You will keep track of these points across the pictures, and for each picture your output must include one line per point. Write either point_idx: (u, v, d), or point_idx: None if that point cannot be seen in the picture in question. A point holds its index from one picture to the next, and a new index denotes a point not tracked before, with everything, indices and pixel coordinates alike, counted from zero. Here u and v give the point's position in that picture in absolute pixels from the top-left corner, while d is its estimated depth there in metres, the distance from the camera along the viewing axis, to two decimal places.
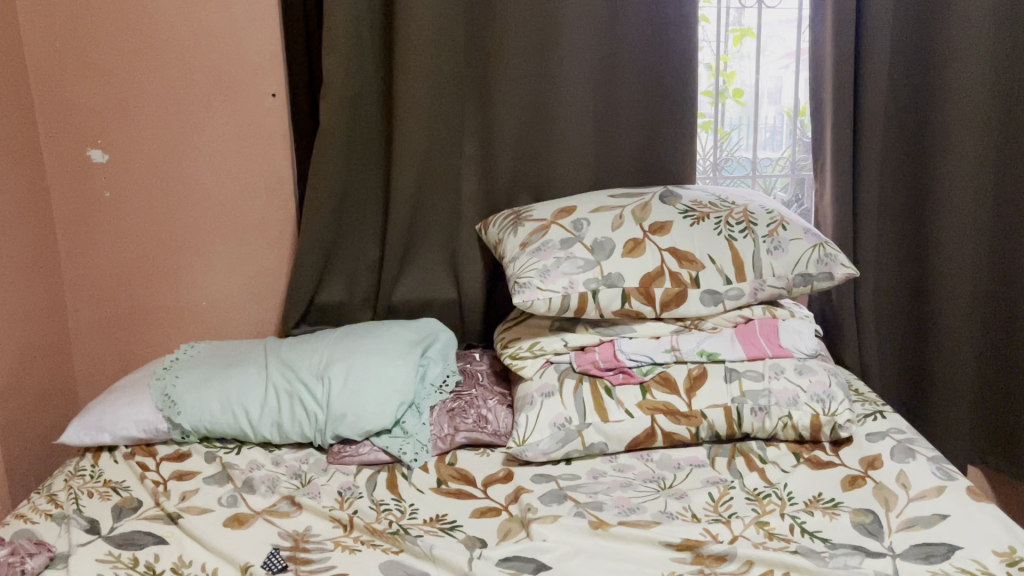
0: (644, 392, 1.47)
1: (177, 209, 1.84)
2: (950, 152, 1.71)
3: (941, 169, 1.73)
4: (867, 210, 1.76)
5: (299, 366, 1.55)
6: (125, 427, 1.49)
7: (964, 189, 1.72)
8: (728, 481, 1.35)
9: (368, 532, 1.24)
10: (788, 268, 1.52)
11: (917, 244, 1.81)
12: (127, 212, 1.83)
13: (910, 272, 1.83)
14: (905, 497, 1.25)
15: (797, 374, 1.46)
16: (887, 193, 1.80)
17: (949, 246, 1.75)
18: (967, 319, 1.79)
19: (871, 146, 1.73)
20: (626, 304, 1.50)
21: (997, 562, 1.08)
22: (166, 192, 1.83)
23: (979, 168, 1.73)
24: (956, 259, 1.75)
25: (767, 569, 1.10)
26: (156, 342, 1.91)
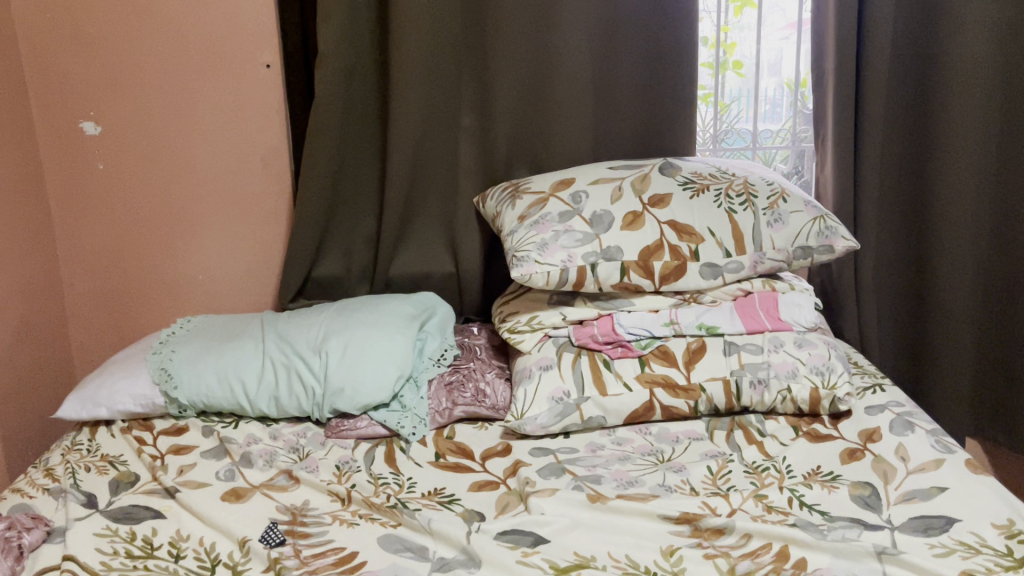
0: (643, 366, 1.46)
1: (172, 182, 1.82)
2: (951, 124, 1.69)
3: (943, 139, 1.71)
4: (867, 182, 1.75)
5: (296, 340, 1.54)
6: (122, 401, 1.48)
7: (965, 160, 1.71)
8: (727, 454, 1.35)
9: (366, 506, 1.23)
10: (788, 241, 1.51)
11: (917, 216, 1.80)
12: (121, 185, 1.82)
13: (912, 243, 1.82)
14: (903, 470, 1.25)
15: (796, 348, 1.45)
16: (888, 164, 1.79)
17: (949, 219, 1.74)
18: (967, 292, 1.78)
19: (872, 118, 1.72)
20: (625, 277, 1.49)
21: (996, 535, 1.08)
22: (160, 163, 1.81)
23: (980, 139, 1.71)
24: (957, 231, 1.74)
25: (765, 542, 1.10)
26: (152, 316, 1.91)
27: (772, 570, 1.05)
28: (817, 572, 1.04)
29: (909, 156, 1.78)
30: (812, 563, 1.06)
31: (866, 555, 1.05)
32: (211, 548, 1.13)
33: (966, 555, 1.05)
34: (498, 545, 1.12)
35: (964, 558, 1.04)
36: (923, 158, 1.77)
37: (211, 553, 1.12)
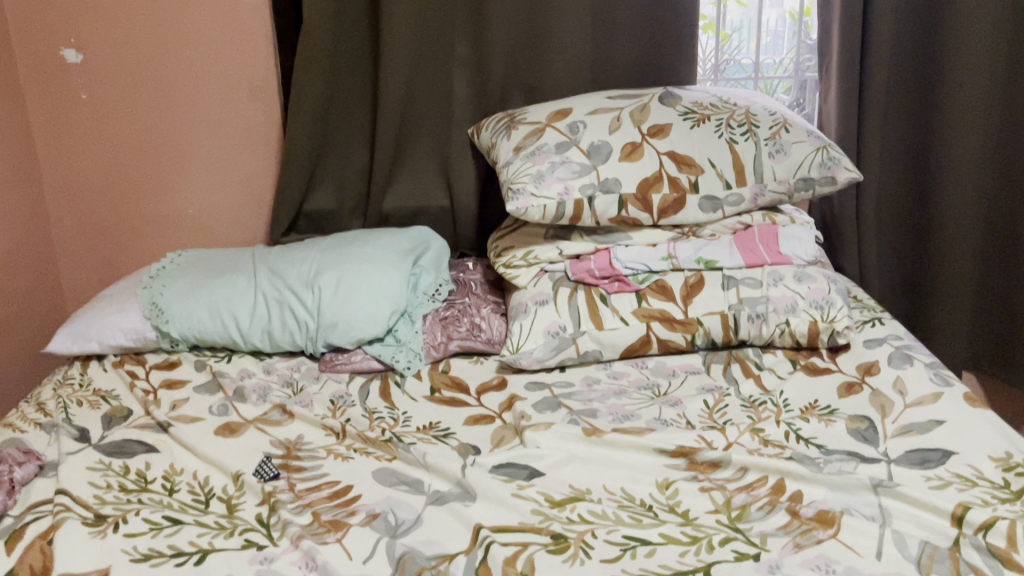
0: (640, 300, 1.44)
1: (158, 113, 1.77)
2: (961, 52, 1.64)
3: (950, 68, 1.66)
4: (873, 112, 1.71)
5: (288, 274, 1.51)
6: (112, 336, 1.47)
7: (973, 89, 1.66)
8: (724, 388, 1.34)
9: (361, 440, 1.23)
10: (790, 172, 1.48)
11: (922, 147, 1.76)
12: (105, 115, 1.77)
13: (916, 175, 1.78)
14: (901, 403, 1.24)
15: (796, 281, 1.43)
16: (894, 93, 1.74)
17: (955, 150, 1.70)
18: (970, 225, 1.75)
19: (879, 45, 1.66)
20: (623, 211, 1.46)
21: (993, 468, 1.08)
22: (144, 92, 1.76)
23: (991, 68, 1.65)
24: (961, 164, 1.71)
25: (761, 475, 1.10)
26: (142, 250, 1.88)
27: (768, 503, 1.05)
28: (813, 505, 1.04)
29: (916, 85, 1.74)
30: (807, 495, 1.06)
31: (863, 488, 1.05)
32: (206, 482, 1.13)
33: (962, 487, 1.04)
34: (493, 478, 1.11)
35: (961, 490, 1.04)
36: (930, 88, 1.72)
37: (205, 486, 1.11)
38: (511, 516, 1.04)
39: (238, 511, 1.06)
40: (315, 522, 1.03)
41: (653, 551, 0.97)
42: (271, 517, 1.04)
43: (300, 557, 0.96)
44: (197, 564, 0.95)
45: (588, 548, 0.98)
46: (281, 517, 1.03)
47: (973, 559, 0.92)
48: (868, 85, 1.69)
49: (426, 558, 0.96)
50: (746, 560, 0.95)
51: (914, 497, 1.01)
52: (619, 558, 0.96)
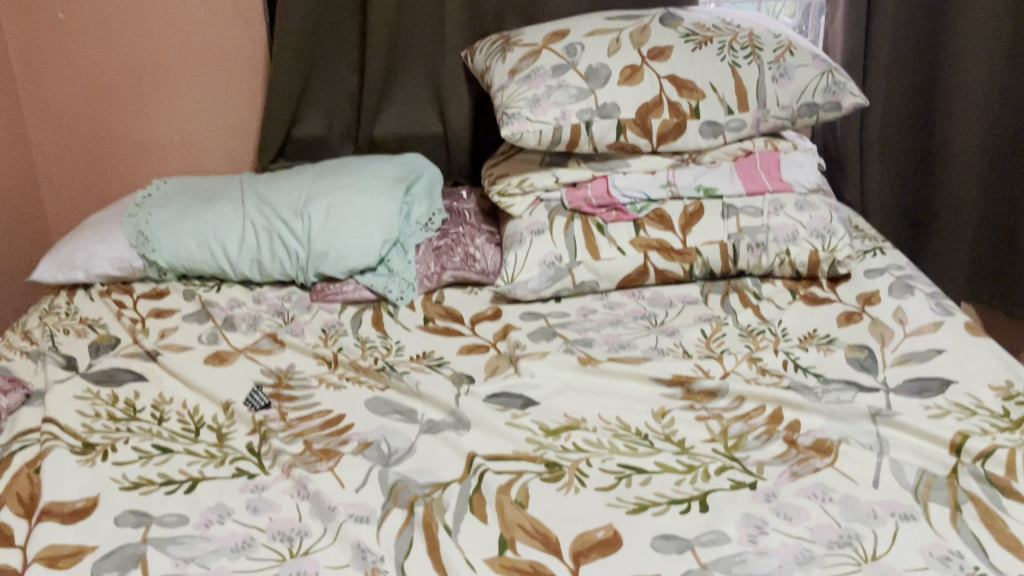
0: (638, 229, 1.41)
1: (139, 33, 1.71)
2: None
3: None
4: (880, 35, 1.65)
5: (277, 202, 1.47)
6: (99, 265, 1.44)
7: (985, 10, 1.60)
8: (722, 317, 1.32)
9: (353, 369, 1.21)
10: (793, 97, 1.43)
11: (931, 70, 1.70)
12: (84, 36, 1.71)
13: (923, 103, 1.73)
14: (901, 332, 1.22)
15: (797, 210, 1.40)
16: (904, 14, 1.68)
17: (963, 73, 1.65)
18: (976, 152, 1.71)
19: None
20: (621, 137, 1.42)
21: (993, 397, 1.07)
22: (124, 13, 1.69)
23: None
24: (969, 88, 1.66)
25: (758, 404, 1.09)
26: (127, 178, 1.83)
27: (765, 432, 1.04)
28: (811, 434, 1.03)
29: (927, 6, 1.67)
30: (805, 425, 1.05)
31: (861, 417, 1.03)
32: (196, 411, 1.11)
33: (961, 416, 1.03)
34: (487, 407, 1.10)
35: (960, 419, 1.02)
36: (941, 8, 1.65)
37: (195, 416, 1.10)
38: (505, 444, 1.03)
39: (228, 440, 1.04)
40: (307, 451, 1.02)
41: (649, 479, 0.96)
42: (262, 446, 1.03)
43: (291, 485, 0.95)
44: (188, 493, 0.94)
45: (583, 477, 0.96)
46: (272, 446, 1.01)
47: (972, 488, 0.91)
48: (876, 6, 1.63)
49: (419, 487, 0.95)
50: (742, 489, 0.94)
51: (913, 426, 1.00)
52: (614, 486, 0.95)
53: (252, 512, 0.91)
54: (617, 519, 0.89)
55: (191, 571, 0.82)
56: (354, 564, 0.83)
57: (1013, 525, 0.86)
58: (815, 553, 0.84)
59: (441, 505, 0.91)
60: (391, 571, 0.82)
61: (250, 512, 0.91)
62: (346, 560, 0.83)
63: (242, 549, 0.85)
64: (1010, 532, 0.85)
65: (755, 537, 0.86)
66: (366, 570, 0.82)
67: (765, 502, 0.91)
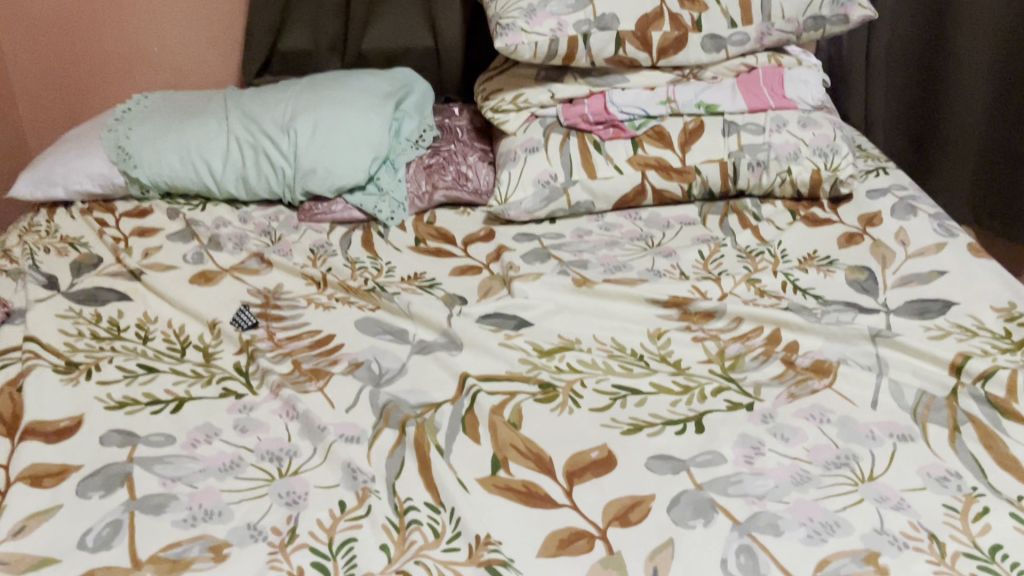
0: (636, 147, 1.37)
1: None
2: None
3: None
4: None
5: (261, 117, 1.42)
6: (79, 182, 1.40)
7: None
8: (720, 239, 1.29)
9: (342, 290, 1.18)
10: (800, 10, 1.37)
11: None
12: None
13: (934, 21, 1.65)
14: (903, 254, 1.20)
15: (800, 127, 1.36)
16: None
17: None
18: (981, 71, 1.66)
19: None
20: (620, 51, 1.36)
21: (995, 319, 1.05)
22: None
23: None
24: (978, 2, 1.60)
25: (756, 326, 1.07)
26: (106, 93, 1.77)
27: (763, 354, 1.02)
28: (810, 355, 1.01)
29: None
30: (804, 346, 1.03)
31: (861, 338, 1.01)
32: (181, 331, 1.08)
33: (962, 338, 1.01)
34: (480, 328, 1.08)
35: (960, 341, 1.01)
36: None
37: (180, 335, 1.07)
38: (498, 365, 1.01)
39: (215, 360, 1.02)
40: (295, 371, 1.00)
41: (644, 400, 0.94)
42: (250, 366, 1.01)
43: (279, 405, 0.93)
44: (174, 413, 0.92)
45: (577, 397, 0.95)
46: (260, 366, 0.99)
47: (971, 409, 0.90)
48: None
49: (411, 407, 0.93)
50: (739, 410, 0.92)
51: (913, 347, 0.98)
52: (608, 407, 0.93)
53: (239, 432, 0.89)
54: (612, 440, 0.88)
55: (177, 491, 0.80)
56: (343, 484, 0.81)
57: (1012, 445, 0.85)
58: (812, 473, 0.82)
59: (433, 426, 0.89)
60: (382, 491, 0.81)
61: (238, 432, 0.89)
62: (336, 480, 0.82)
63: (230, 469, 0.83)
64: (1009, 453, 0.84)
65: (751, 458, 0.84)
66: (356, 490, 0.80)
67: (762, 423, 0.90)
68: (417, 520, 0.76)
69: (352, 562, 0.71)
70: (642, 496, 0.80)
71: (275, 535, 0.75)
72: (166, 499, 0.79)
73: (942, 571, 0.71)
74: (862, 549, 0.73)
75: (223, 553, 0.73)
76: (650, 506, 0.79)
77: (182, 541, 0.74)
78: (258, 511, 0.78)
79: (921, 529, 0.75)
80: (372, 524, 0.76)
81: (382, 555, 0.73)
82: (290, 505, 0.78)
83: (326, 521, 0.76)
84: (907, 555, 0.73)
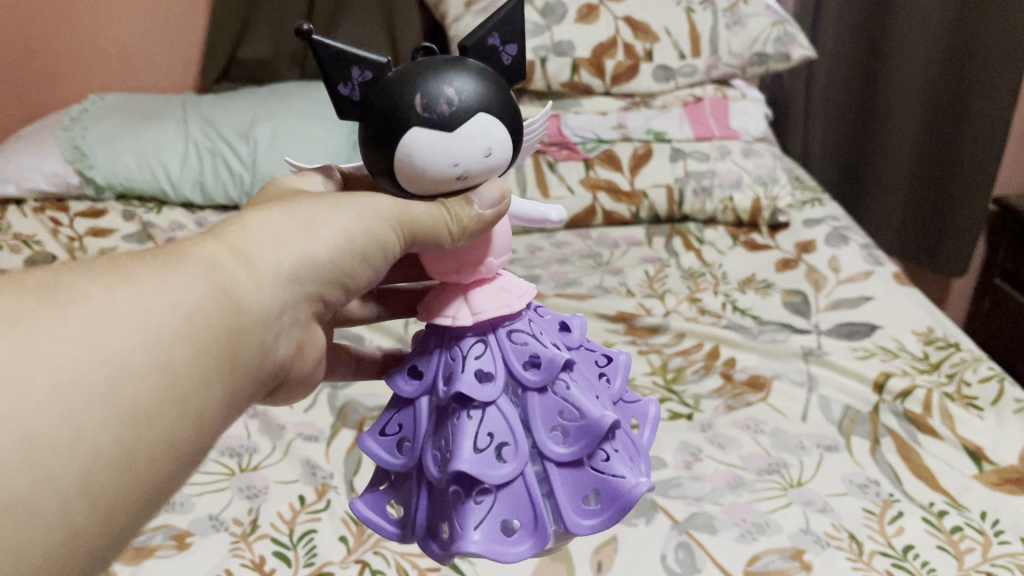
0: (588, 169, 1.49)
1: None
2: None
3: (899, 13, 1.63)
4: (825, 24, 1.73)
5: (222, 125, 1.50)
6: (31, 180, 1.43)
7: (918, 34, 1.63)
8: (665, 259, 1.38)
9: None
10: (744, 46, 1.52)
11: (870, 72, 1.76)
12: None
13: (863, 73, 1.78)
14: (834, 279, 1.27)
15: (743, 157, 1.50)
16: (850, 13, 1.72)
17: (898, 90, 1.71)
18: (910, 143, 1.75)
19: None
20: (575, 75, 1.50)
21: (915, 342, 1.12)
22: None
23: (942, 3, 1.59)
24: (901, 98, 1.71)
25: (698, 342, 1.14)
26: (50, 94, 1.81)
27: (703, 367, 1.09)
28: (746, 370, 1.08)
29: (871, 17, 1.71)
30: (741, 362, 1.10)
31: (794, 357, 1.10)
32: None
33: (884, 358, 1.08)
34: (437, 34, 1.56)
35: (883, 361, 1.08)
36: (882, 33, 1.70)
37: None
38: None
39: None
40: None
41: None
42: None
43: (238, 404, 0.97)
44: None
45: None
46: None
47: (890, 423, 0.97)
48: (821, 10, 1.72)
49: (369, 409, 0.97)
50: (680, 419, 0.98)
51: (840, 366, 1.06)
52: None
53: None
54: None
55: None
56: (303, 479, 0.85)
57: (927, 458, 0.91)
58: (746, 478, 0.88)
59: None
60: (340, 487, 0.84)
61: None
62: (296, 476, 0.85)
63: None
64: (924, 464, 0.90)
65: (690, 464, 0.90)
66: (315, 484, 0.84)
67: (701, 432, 0.95)
68: None
69: (311, 551, 0.75)
70: None
71: (237, 526, 0.79)
72: None
73: (860, 567, 0.76)
74: (789, 547, 0.78)
75: (185, 541, 0.77)
76: None
77: (144, 530, 0.78)
78: (219, 504, 0.81)
79: (842, 530, 0.81)
80: (330, 516, 0.80)
81: (340, 545, 0.76)
82: (251, 498, 0.82)
83: (286, 513, 0.80)
84: (829, 551, 0.78)
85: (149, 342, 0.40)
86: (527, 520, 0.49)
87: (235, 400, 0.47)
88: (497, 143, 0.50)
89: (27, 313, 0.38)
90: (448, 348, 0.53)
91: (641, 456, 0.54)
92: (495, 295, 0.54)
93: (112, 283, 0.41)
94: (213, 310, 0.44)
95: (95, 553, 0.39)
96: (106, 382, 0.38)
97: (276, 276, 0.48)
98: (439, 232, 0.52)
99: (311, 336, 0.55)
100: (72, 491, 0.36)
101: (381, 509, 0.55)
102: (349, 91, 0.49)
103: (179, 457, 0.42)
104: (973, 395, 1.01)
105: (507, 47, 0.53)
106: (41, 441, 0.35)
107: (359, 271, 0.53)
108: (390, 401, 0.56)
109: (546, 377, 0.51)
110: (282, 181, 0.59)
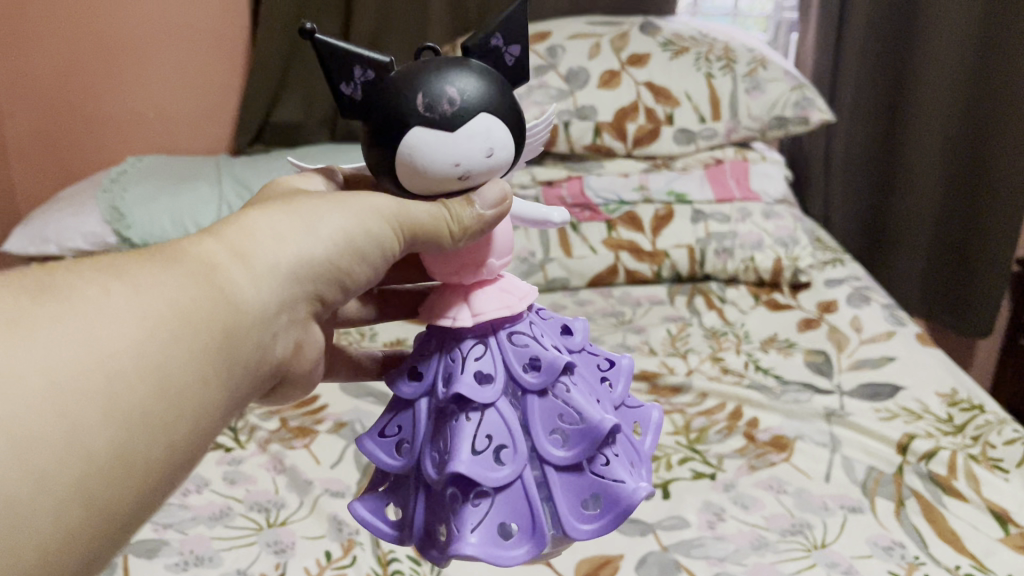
0: (610, 229, 1.51)
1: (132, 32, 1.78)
2: (925, 80, 1.66)
3: (916, 100, 1.69)
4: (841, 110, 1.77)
5: (254, 186, 1.54)
6: (71, 239, 1.48)
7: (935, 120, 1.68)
8: (687, 318, 1.40)
9: None
10: (764, 109, 1.56)
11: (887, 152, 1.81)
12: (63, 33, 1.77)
13: (879, 154, 1.82)
14: (856, 339, 1.28)
15: (764, 219, 1.52)
16: (866, 97, 1.77)
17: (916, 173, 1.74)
18: (928, 221, 1.78)
19: (848, 63, 1.71)
20: (597, 138, 1.54)
21: (939, 403, 1.12)
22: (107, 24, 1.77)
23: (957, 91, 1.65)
24: (919, 180, 1.74)
25: (720, 401, 1.15)
26: (88, 155, 1.87)
27: (726, 427, 1.09)
28: (769, 430, 1.08)
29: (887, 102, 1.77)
30: (764, 422, 1.10)
31: (817, 418, 1.10)
32: None
33: (908, 419, 1.08)
34: None
35: (907, 422, 1.08)
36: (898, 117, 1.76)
37: None
38: None
39: None
40: (282, 428, 1.06)
41: None
42: (239, 421, 1.08)
43: (268, 460, 0.99)
44: None
45: None
46: (248, 422, 1.07)
47: (915, 485, 0.96)
48: (838, 99, 1.76)
49: None
50: (703, 479, 0.98)
51: (863, 428, 1.06)
52: None
53: (229, 483, 0.95)
54: None
55: (168, 536, 0.86)
56: (329, 535, 0.86)
57: (952, 520, 0.91)
58: (769, 539, 0.88)
59: None
60: (366, 543, 0.85)
61: (227, 483, 0.95)
62: (322, 532, 0.87)
63: (220, 517, 0.89)
64: (950, 526, 0.90)
65: (713, 524, 0.90)
66: (342, 540, 0.85)
67: (724, 491, 0.96)
68: (399, 571, 0.81)
69: None
70: (611, 555, 0.85)
71: None
72: (158, 545, 0.85)
73: None
74: None
75: None
76: (620, 564, 0.84)
77: None
78: (248, 558, 0.83)
79: None
80: (357, 572, 0.81)
81: None
82: (278, 553, 0.84)
83: (313, 568, 0.81)
84: None
85: (144, 343, 0.44)
86: (525, 524, 0.51)
87: (235, 395, 0.50)
88: (499, 144, 0.53)
89: (26, 317, 0.41)
90: (448, 353, 0.56)
91: (642, 462, 0.57)
92: (496, 297, 0.56)
93: (109, 288, 0.45)
94: (208, 316, 0.47)
95: (100, 540, 0.42)
96: (101, 381, 0.41)
97: (274, 277, 0.52)
98: (436, 229, 0.55)
99: (308, 333, 0.58)
100: (71, 488, 0.40)
101: (379, 509, 0.57)
102: (351, 89, 0.54)
103: (179, 450, 0.46)
104: (998, 458, 1.01)
105: (511, 49, 0.56)
106: (40, 441, 0.38)
107: (357, 271, 0.56)
108: (388, 404, 0.59)
109: (545, 380, 0.53)
110: (284, 180, 0.63)
